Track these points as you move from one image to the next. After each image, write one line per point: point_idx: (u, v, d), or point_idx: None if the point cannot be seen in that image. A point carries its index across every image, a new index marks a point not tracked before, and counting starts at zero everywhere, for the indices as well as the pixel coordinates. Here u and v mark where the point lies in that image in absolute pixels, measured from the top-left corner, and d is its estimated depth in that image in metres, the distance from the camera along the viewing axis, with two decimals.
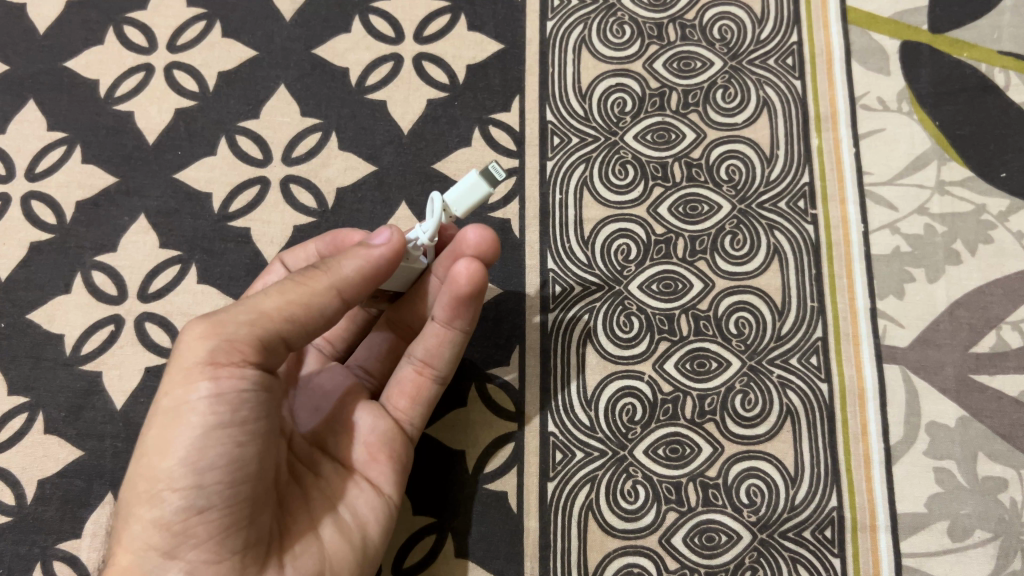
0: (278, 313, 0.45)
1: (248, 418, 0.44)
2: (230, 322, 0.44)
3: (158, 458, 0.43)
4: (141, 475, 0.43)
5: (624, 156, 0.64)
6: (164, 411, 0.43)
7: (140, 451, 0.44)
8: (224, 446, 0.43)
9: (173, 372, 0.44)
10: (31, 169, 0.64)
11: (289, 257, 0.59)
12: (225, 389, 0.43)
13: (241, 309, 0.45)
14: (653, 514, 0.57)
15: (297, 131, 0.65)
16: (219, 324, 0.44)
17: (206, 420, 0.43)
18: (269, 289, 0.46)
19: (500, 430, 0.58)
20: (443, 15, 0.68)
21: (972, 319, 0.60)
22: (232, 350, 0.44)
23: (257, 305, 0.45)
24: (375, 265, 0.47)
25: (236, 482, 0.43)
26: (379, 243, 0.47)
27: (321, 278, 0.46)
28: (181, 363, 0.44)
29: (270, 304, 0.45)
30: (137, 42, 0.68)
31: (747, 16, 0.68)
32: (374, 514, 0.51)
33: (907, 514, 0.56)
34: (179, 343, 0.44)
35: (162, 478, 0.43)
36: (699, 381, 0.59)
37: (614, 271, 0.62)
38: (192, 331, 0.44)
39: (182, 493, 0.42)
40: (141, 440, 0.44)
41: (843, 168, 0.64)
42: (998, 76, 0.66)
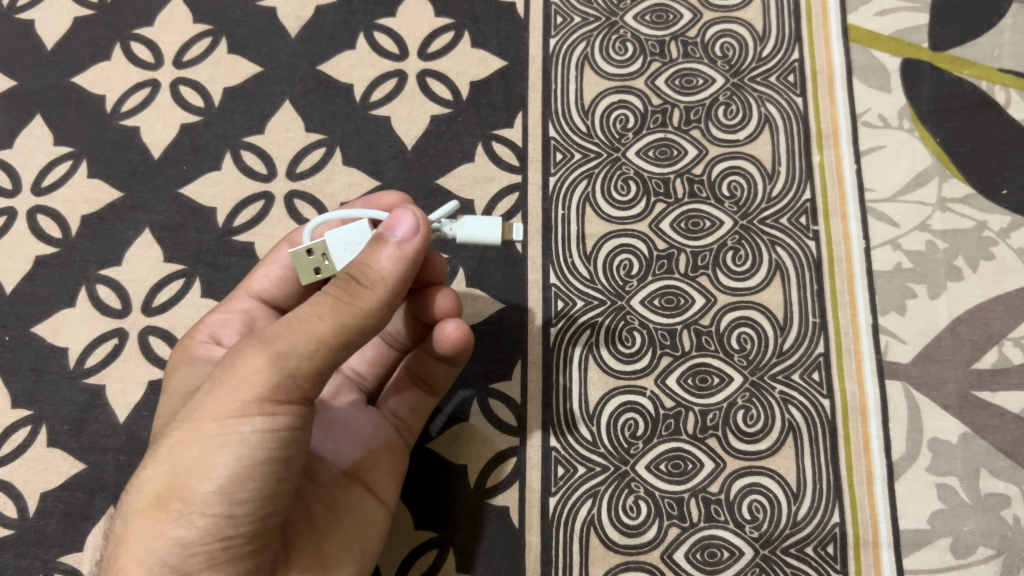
0: (334, 338, 0.42)
1: (289, 454, 0.42)
2: (291, 347, 0.41)
3: (193, 477, 0.40)
4: (172, 491, 0.41)
5: (627, 172, 0.65)
6: (208, 431, 0.41)
7: (171, 463, 0.41)
8: (264, 482, 0.41)
9: (227, 389, 0.41)
10: (37, 183, 0.65)
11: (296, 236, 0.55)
12: (278, 424, 0.41)
13: (298, 331, 0.42)
14: (655, 529, 0.57)
15: (301, 147, 0.66)
16: (281, 355, 0.41)
17: (253, 455, 0.41)
18: (315, 308, 0.42)
19: (502, 444, 0.58)
20: (447, 32, 0.69)
21: (975, 336, 0.60)
22: (292, 386, 0.41)
23: (317, 332, 0.41)
24: (412, 264, 0.44)
25: (264, 514, 0.42)
26: (401, 234, 0.44)
27: (365, 293, 0.43)
28: (238, 384, 0.41)
29: (325, 329, 0.42)
30: (144, 58, 0.69)
31: (748, 34, 0.68)
32: (384, 537, 0.53)
33: (909, 531, 0.56)
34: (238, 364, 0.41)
35: (195, 499, 0.40)
36: (701, 396, 0.59)
37: (617, 286, 0.62)
38: (255, 354, 0.41)
39: (213, 520, 0.41)
40: (175, 451, 0.41)
41: (845, 185, 0.64)
42: (998, 94, 0.66)
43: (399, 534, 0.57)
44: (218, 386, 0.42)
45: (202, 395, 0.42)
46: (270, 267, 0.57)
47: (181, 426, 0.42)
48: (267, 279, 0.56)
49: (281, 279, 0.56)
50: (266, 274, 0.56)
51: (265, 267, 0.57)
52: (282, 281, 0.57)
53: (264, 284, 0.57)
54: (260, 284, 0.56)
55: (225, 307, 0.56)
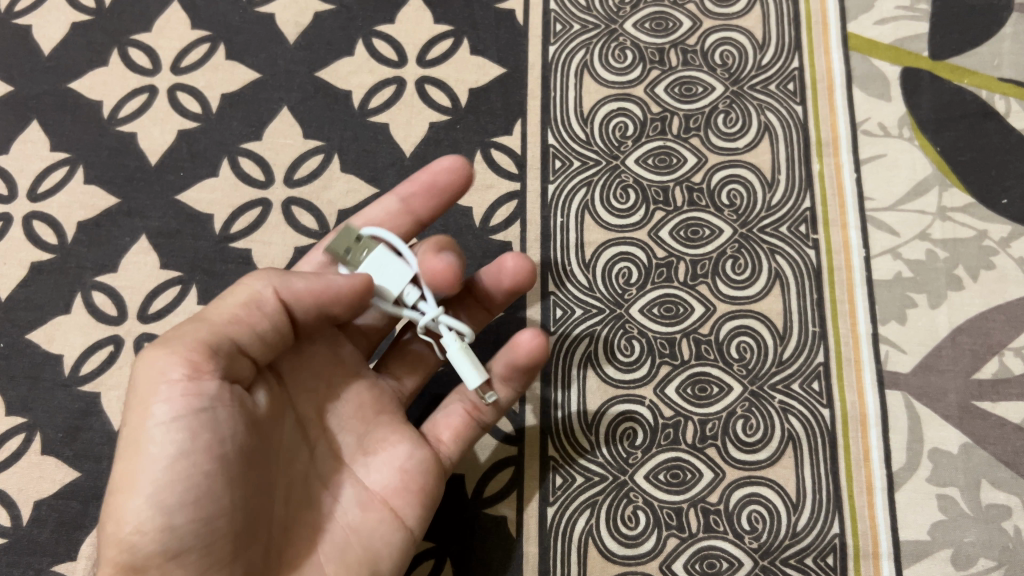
0: (227, 325, 0.43)
1: (212, 443, 0.40)
2: (183, 335, 0.42)
3: (123, 494, 0.39)
4: (109, 517, 0.39)
5: (626, 180, 0.64)
6: (124, 443, 0.40)
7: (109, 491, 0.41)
8: (192, 477, 0.39)
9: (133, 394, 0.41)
10: (33, 189, 0.65)
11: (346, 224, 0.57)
12: (183, 411, 0.40)
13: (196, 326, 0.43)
14: (653, 540, 0.56)
15: (299, 154, 0.65)
16: (173, 345, 0.41)
17: (166, 450, 0.39)
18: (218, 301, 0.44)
19: (500, 454, 0.58)
20: (447, 38, 0.69)
21: (975, 345, 0.60)
22: (188, 363, 0.41)
23: (206, 317, 0.43)
24: (331, 293, 0.46)
25: (209, 517, 0.40)
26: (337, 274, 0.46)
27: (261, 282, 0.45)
28: (137, 386, 0.41)
29: (219, 316, 0.43)
30: (142, 64, 0.68)
31: (748, 42, 0.68)
32: (392, 541, 0.48)
33: (909, 542, 0.56)
34: (136, 365, 0.41)
35: (129, 516, 0.39)
36: (700, 406, 0.59)
37: (616, 294, 0.62)
38: (146, 351, 0.42)
39: (155, 529, 0.39)
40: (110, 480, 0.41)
41: (845, 193, 0.64)
42: (998, 103, 0.66)
43: None
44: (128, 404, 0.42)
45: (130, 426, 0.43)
46: (313, 258, 0.57)
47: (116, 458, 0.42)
48: (309, 268, 0.57)
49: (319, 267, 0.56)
50: (305, 264, 0.57)
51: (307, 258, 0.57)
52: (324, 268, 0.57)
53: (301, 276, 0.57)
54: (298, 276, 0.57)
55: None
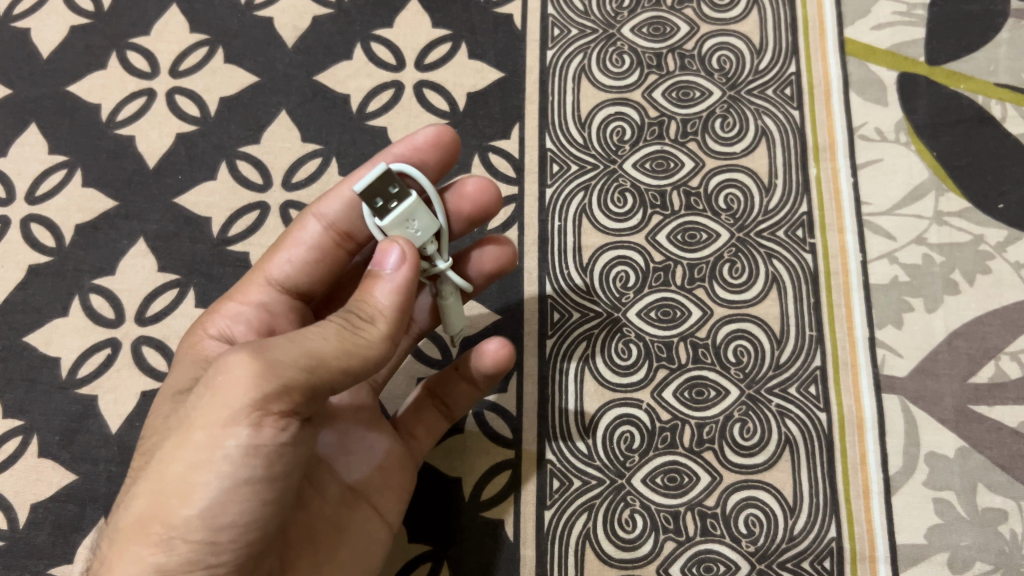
0: (335, 360, 0.40)
1: (277, 474, 0.40)
2: (277, 352, 0.39)
3: (177, 503, 0.38)
4: (154, 512, 0.39)
5: (623, 185, 0.65)
6: (192, 446, 0.39)
7: (154, 482, 0.39)
8: (250, 503, 0.39)
9: (217, 400, 0.39)
10: (31, 193, 0.65)
11: (324, 210, 0.53)
12: (263, 440, 0.39)
13: (290, 341, 0.40)
14: (651, 543, 0.56)
15: (297, 157, 0.65)
16: (272, 367, 0.39)
17: (235, 474, 0.39)
18: (320, 332, 0.41)
19: (497, 457, 0.58)
20: (445, 43, 0.69)
21: (971, 349, 0.60)
22: (279, 396, 0.39)
23: (311, 347, 0.40)
24: (408, 289, 0.44)
25: (249, 539, 0.40)
26: (391, 264, 0.44)
27: (375, 326, 0.43)
28: (217, 396, 0.39)
29: (327, 348, 0.40)
30: (140, 68, 0.69)
31: (745, 47, 0.68)
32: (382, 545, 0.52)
33: (905, 546, 0.56)
34: (226, 372, 0.39)
35: (177, 522, 0.38)
36: (698, 409, 0.59)
37: (613, 298, 0.62)
38: (235, 356, 0.39)
39: (195, 544, 0.38)
40: (158, 471, 0.39)
41: (842, 198, 0.64)
42: (994, 108, 0.66)
43: (393, 547, 0.57)
44: (199, 399, 0.40)
45: (184, 413, 0.41)
46: (291, 250, 0.53)
47: (166, 444, 0.40)
48: (287, 264, 0.53)
49: (302, 263, 0.53)
50: (285, 259, 0.53)
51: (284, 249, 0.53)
52: (305, 264, 0.53)
53: (281, 272, 0.53)
54: (277, 270, 0.53)
55: (240, 296, 0.53)
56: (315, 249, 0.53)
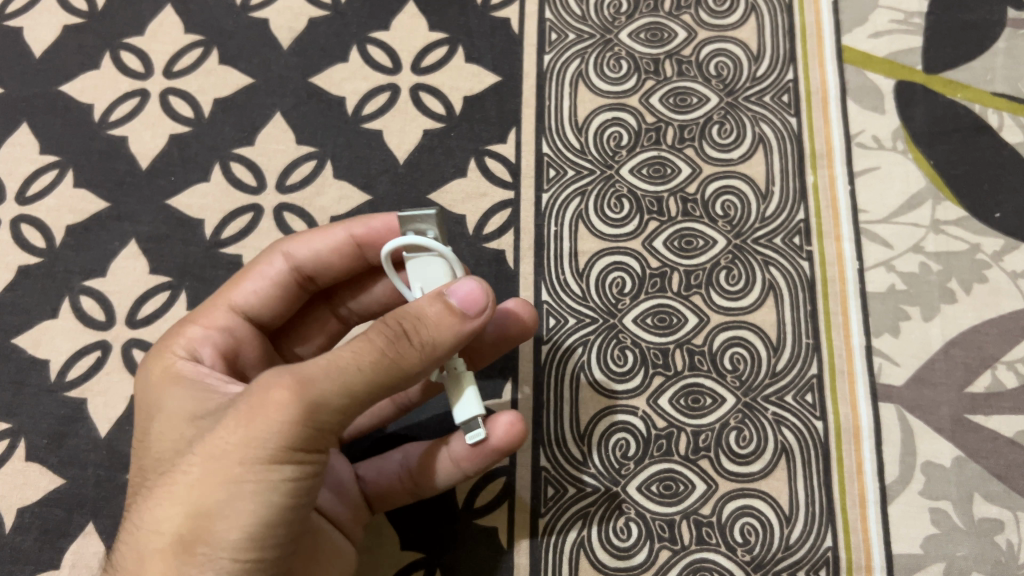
0: (370, 395, 0.39)
1: (311, 499, 0.41)
2: (318, 382, 0.38)
3: (226, 529, 0.38)
4: (198, 535, 0.39)
5: (620, 190, 0.64)
6: (229, 477, 0.39)
7: (191, 505, 0.39)
8: (288, 525, 0.40)
9: (254, 435, 0.38)
10: (22, 192, 0.64)
11: (293, 252, 0.51)
12: (304, 470, 0.40)
13: (328, 373, 0.38)
14: (646, 552, 0.56)
15: (291, 159, 0.65)
16: (315, 405, 0.38)
17: (282, 500, 0.39)
18: (359, 360, 0.38)
19: (491, 464, 0.58)
20: (441, 46, 0.69)
21: (968, 358, 0.60)
22: (318, 431, 0.39)
23: (351, 385, 0.38)
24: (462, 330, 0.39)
25: (285, 556, 0.41)
26: (459, 299, 0.39)
27: (412, 354, 0.38)
28: (256, 431, 0.38)
29: (363, 385, 0.38)
30: (134, 68, 0.68)
31: (743, 53, 0.68)
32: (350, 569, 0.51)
33: (902, 556, 0.55)
34: (267, 409, 0.39)
35: (225, 547, 0.38)
36: (693, 417, 0.59)
37: (609, 304, 0.61)
38: (275, 389, 0.39)
39: (242, 566, 0.39)
40: (195, 495, 0.39)
41: (838, 205, 0.64)
42: (991, 117, 0.66)
43: (384, 555, 0.56)
44: (232, 428, 0.39)
45: (212, 435, 0.40)
46: (256, 281, 0.51)
47: (195, 466, 0.39)
48: (252, 294, 0.51)
49: (269, 295, 0.51)
50: (252, 289, 0.51)
51: (252, 279, 0.51)
52: (268, 297, 0.51)
53: (246, 299, 0.51)
54: (241, 295, 0.51)
55: (202, 319, 0.50)
56: (279, 283, 0.51)
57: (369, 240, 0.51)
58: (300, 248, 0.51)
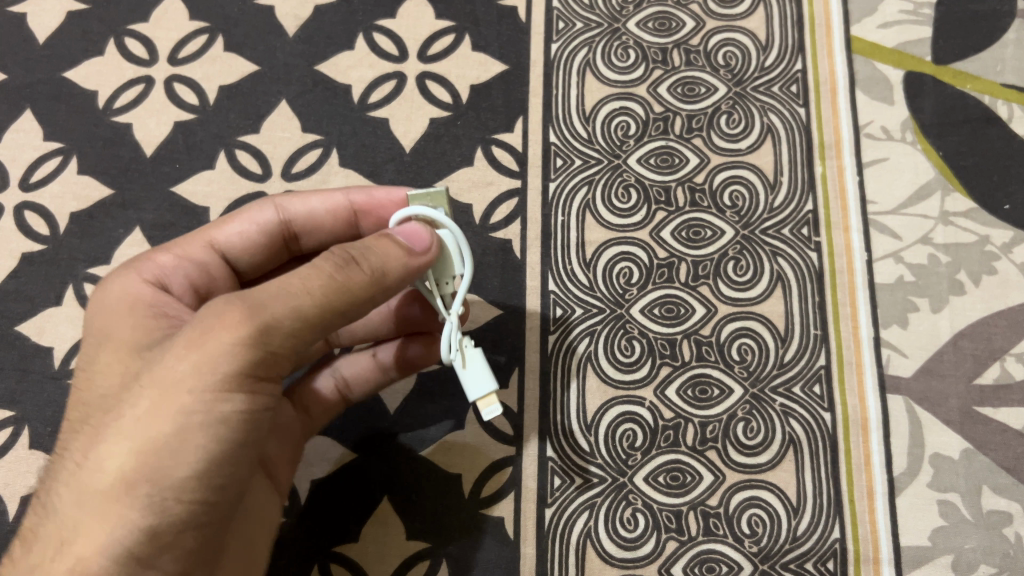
0: (320, 319, 0.40)
1: (255, 441, 0.41)
2: (273, 305, 0.39)
3: (179, 460, 0.38)
4: (139, 472, 0.38)
5: (628, 180, 0.64)
6: (183, 411, 0.38)
7: (137, 440, 0.38)
8: (232, 466, 0.40)
9: (204, 365, 0.38)
10: (25, 179, 0.63)
11: (286, 205, 0.53)
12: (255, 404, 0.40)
13: (280, 296, 0.40)
14: (653, 543, 0.55)
15: (297, 147, 0.64)
16: (266, 329, 0.39)
17: (232, 436, 0.39)
18: (303, 280, 0.40)
19: (497, 454, 0.57)
20: (448, 34, 0.68)
21: (977, 350, 0.59)
22: (269, 358, 0.40)
23: (303, 309, 0.40)
24: (414, 272, 0.43)
25: (223, 504, 0.41)
26: (411, 241, 0.44)
27: (361, 281, 0.41)
28: (209, 359, 0.38)
29: (312, 308, 0.40)
30: (138, 54, 0.67)
31: (752, 43, 0.68)
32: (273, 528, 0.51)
33: (910, 548, 0.55)
34: (214, 336, 0.39)
35: (171, 486, 0.38)
36: (700, 408, 0.58)
37: (616, 294, 0.61)
38: (228, 316, 0.39)
39: (184, 506, 0.39)
40: (140, 429, 0.38)
41: (847, 196, 0.63)
42: (1001, 109, 0.65)
43: (389, 544, 0.55)
44: (181, 359, 0.39)
45: (158, 364, 0.40)
46: (243, 224, 0.52)
47: (145, 397, 0.39)
48: (235, 235, 0.52)
49: (253, 239, 0.52)
50: (237, 230, 0.52)
51: (246, 220, 0.52)
52: (250, 242, 0.52)
53: (228, 240, 0.52)
54: (223, 235, 0.52)
55: (176, 248, 0.50)
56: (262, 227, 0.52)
57: (365, 208, 0.54)
58: (294, 203, 0.53)
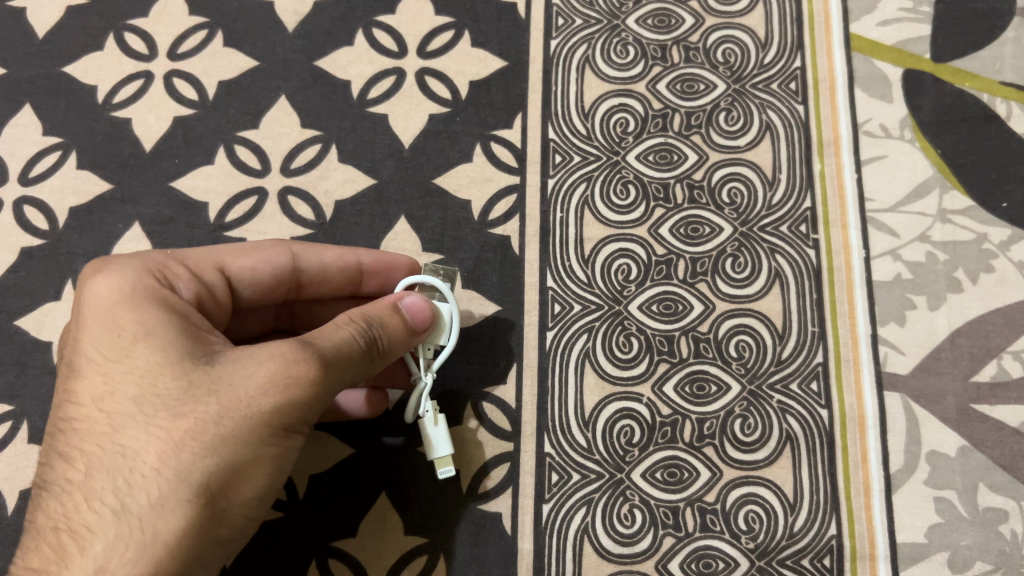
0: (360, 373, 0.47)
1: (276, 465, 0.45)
2: (335, 360, 0.44)
3: (244, 481, 0.42)
4: (222, 493, 0.41)
5: (626, 176, 0.64)
6: (262, 441, 0.42)
7: (223, 462, 0.41)
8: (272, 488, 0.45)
9: (287, 403, 0.42)
10: (25, 174, 0.64)
11: (305, 254, 0.54)
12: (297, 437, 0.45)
13: (339, 351, 0.44)
14: (650, 538, 0.56)
15: (296, 143, 0.65)
16: (333, 374, 0.44)
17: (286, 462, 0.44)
18: (349, 343, 0.45)
19: (495, 450, 0.57)
20: (448, 30, 0.68)
21: (974, 348, 0.60)
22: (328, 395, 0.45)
23: (352, 365, 0.45)
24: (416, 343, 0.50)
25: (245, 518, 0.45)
26: (418, 317, 0.49)
27: (396, 348, 0.49)
28: (291, 398, 0.42)
29: (352, 367, 0.45)
30: (138, 49, 0.67)
31: (751, 40, 0.68)
32: None
33: (906, 545, 0.55)
34: (297, 379, 0.42)
35: (239, 504, 0.42)
36: (698, 405, 0.58)
37: (615, 290, 0.61)
38: (307, 361, 0.43)
39: (241, 522, 0.43)
40: (226, 454, 0.41)
41: (845, 194, 0.63)
42: (999, 106, 0.65)
43: (387, 539, 0.55)
44: (264, 391, 0.41)
45: (236, 388, 0.41)
46: (259, 260, 0.52)
47: (228, 422, 0.41)
48: (248, 265, 0.52)
49: (263, 276, 0.52)
50: (252, 263, 0.52)
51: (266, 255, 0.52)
52: (259, 276, 0.52)
53: (239, 270, 0.52)
54: (238, 265, 0.51)
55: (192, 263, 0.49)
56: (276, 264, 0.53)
57: (371, 271, 0.57)
58: (310, 254, 0.54)
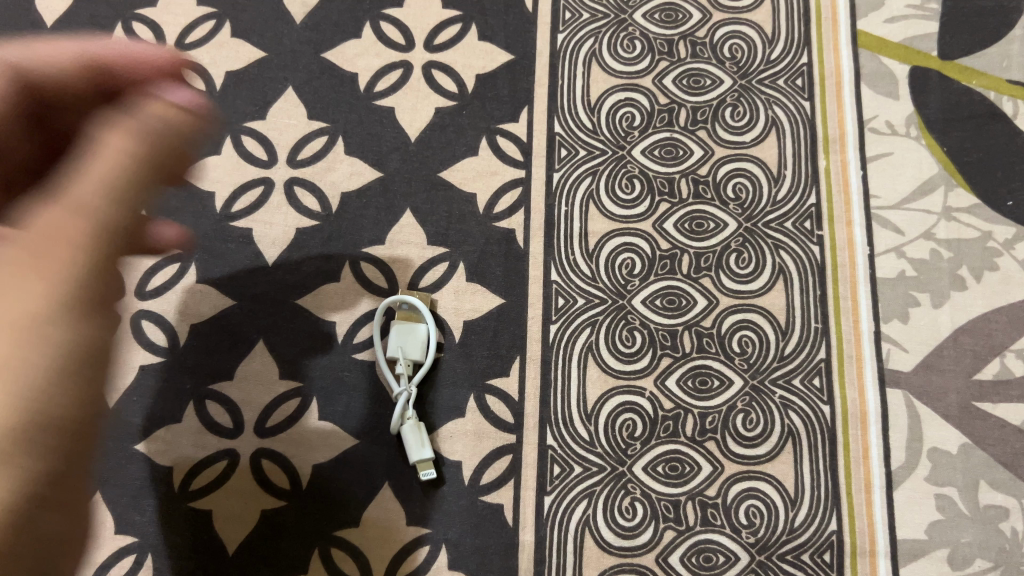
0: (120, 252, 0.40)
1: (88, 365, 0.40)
2: (98, 210, 0.38)
3: (78, 398, 0.35)
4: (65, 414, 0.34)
5: (632, 171, 0.64)
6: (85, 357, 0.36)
7: (71, 351, 0.35)
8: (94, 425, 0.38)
9: (76, 294, 0.35)
10: None
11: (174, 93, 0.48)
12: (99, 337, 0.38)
13: (101, 204, 0.38)
14: (651, 532, 0.56)
15: (303, 135, 0.65)
16: (113, 236, 0.38)
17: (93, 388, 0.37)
18: (115, 198, 0.39)
19: (497, 442, 0.58)
20: (455, 24, 0.68)
21: (977, 346, 0.60)
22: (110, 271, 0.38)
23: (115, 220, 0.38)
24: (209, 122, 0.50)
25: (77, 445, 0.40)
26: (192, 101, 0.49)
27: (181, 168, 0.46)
28: (63, 281, 0.35)
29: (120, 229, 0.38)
30: (145, 39, 0.68)
31: (757, 35, 0.68)
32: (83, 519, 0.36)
33: (906, 541, 0.56)
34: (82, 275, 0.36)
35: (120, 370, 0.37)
36: (700, 399, 0.59)
37: (618, 285, 0.61)
38: (81, 231, 0.36)
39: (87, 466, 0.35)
40: (60, 357, 0.34)
41: (851, 190, 0.63)
42: (1006, 105, 0.65)
43: (389, 530, 0.56)
44: (66, 274, 0.35)
45: (44, 276, 0.34)
46: (136, 105, 0.44)
47: (80, 324, 0.35)
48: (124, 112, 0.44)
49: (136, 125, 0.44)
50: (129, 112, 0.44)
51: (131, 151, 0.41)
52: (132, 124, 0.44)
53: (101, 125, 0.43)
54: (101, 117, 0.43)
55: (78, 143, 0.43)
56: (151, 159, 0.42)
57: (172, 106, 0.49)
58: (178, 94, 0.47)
